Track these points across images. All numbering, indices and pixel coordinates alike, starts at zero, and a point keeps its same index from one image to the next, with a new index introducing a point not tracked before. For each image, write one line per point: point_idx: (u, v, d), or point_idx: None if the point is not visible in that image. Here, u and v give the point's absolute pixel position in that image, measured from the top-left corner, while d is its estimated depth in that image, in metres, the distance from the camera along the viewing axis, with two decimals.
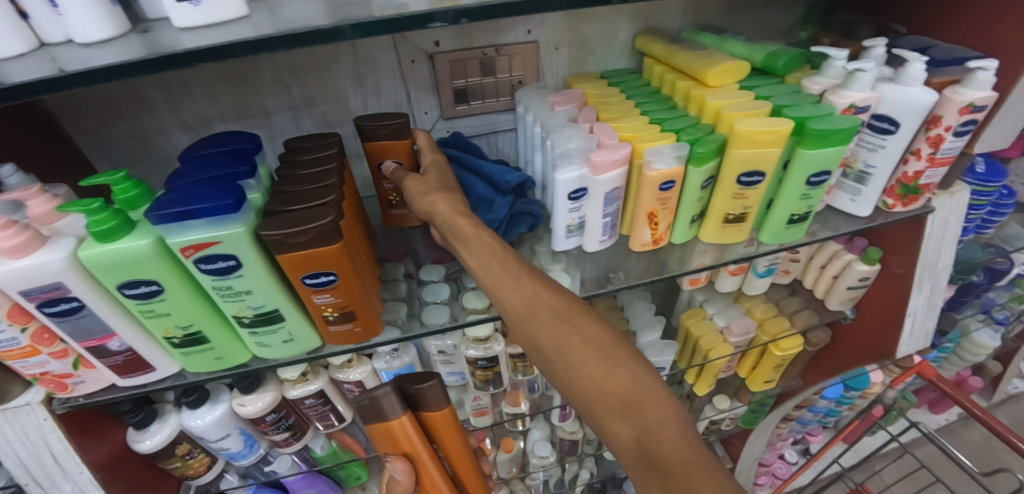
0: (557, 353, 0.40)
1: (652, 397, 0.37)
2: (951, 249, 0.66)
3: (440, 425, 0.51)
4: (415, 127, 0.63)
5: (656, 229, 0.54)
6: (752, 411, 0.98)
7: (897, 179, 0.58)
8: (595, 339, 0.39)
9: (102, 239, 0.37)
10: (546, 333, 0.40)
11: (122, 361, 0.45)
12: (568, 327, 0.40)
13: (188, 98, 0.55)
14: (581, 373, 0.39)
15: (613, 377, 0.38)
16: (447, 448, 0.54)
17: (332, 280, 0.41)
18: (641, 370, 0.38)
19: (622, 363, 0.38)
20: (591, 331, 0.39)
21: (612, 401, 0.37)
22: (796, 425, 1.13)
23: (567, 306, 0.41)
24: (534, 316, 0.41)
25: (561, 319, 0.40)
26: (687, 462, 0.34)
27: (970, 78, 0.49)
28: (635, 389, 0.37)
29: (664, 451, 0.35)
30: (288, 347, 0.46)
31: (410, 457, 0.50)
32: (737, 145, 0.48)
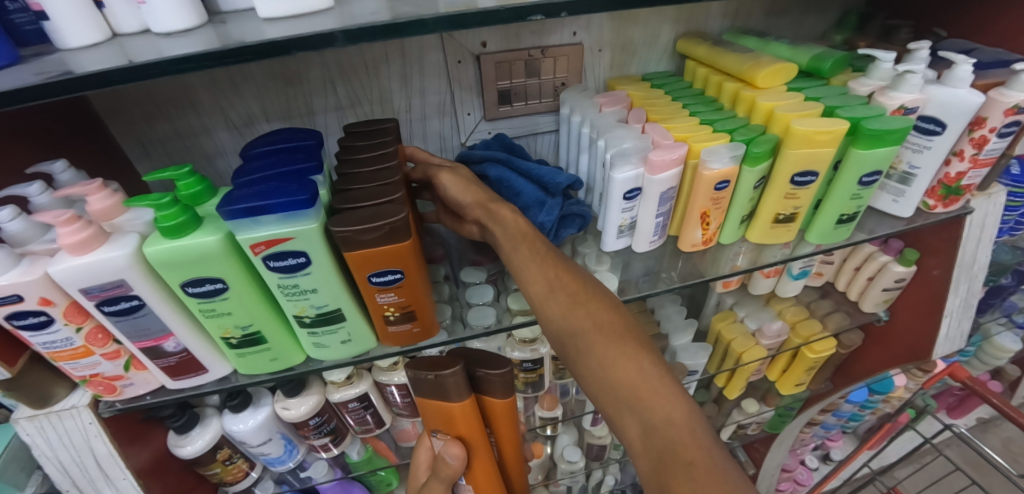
0: (568, 335, 0.38)
1: (656, 387, 0.33)
2: (987, 250, 0.66)
3: (500, 411, 0.50)
4: (457, 128, 0.63)
5: (706, 229, 0.54)
6: (779, 416, 0.97)
7: (938, 180, 0.58)
8: (604, 323, 0.37)
9: (170, 235, 0.36)
10: (558, 315, 0.39)
11: (175, 362, 0.44)
12: (579, 310, 0.38)
13: (236, 97, 0.53)
14: (589, 358, 0.36)
15: (619, 365, 0.35)
16: (501, 433, 0.53)
17: (398, 278, 0.41)
18: (647, 358, 0.34)
19: (630, 353, 0.35)
20: (603, 317, 0.37)
21: (616, 390, 0.34)
22: (819, 430, 1.12)
23: (582, 289, 0.39)
24: (552, 299, 0.39)
25: (574, 303, 0.38)
26: (695, 465, 0.29)
27: (1014, 80, 0.50)
28: (639, 380, 0.33)
29: (663, 442, 0.31)
30: (344, 348, 0.46)
31: (465, 441, 0.49)
32: (794, 144, 0.48)
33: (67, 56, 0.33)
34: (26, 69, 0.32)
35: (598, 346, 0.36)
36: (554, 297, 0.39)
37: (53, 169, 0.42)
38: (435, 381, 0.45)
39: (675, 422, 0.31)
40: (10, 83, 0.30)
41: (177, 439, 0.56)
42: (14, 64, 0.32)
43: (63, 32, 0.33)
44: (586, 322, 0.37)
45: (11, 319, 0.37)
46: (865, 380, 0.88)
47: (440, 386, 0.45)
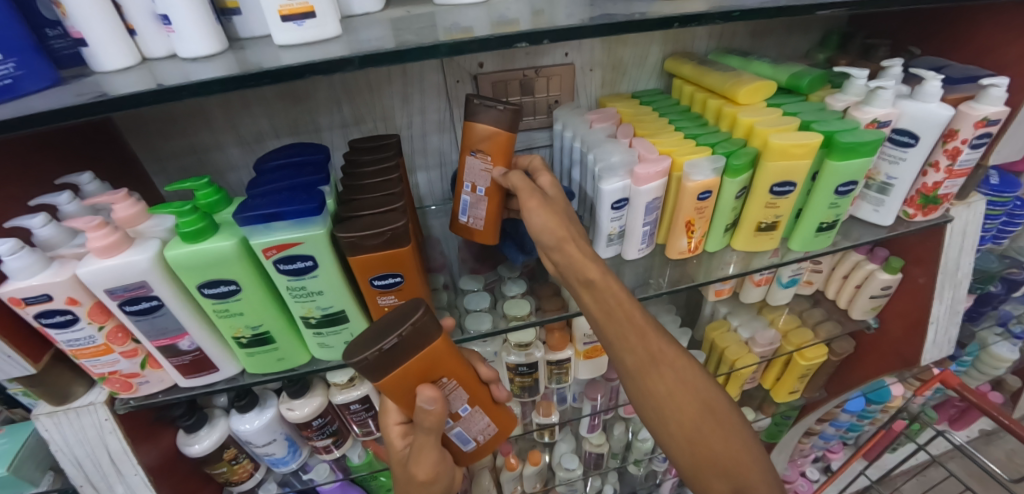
0: (669, 416, 0.43)
1: (740, 441, 0.44)
2: (969, 258, 0.68)
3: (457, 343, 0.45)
4: (456, 143, 0.66)
5: (692, 237, 0.56)
6: (776, 424, 0.98)
7: (917, 190, 0.61)
8: (704, 398, 0.44)
9: (189, 240, 0.39)
10: (666, 388, 0.43)
11: (189, 361, 0.47)
12: (682, 388, 0.44)
13: (248, 114, 0.57)
14: (687, 423, 0.43)
15: (705, 429, 0.43)
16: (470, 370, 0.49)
17: (398, 281, 0.44)
18: (736, 424, 0.44)
19: (728, 429, 0.43)
20: (670, 356, 0.44)
21: (722, 462, 0.43)
22: (819, 441, 1.13)
23: (680, 361, 0.45)
24: (657, 376, 0.44)
25: (679, 380, 0.44)
26: (721, 435, 0.43)
27: (983, 94, 0.53)
28: (731, 449, 0.43)
29: (751, 478, 0.42)
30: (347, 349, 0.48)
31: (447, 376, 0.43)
32: (772, 157, 0.51)
33: (101, 78, 0.37)
34: (66, 90, 0.35)
35: (684, 405, 0.43)
36: (631, 347, 0.44)
37: (80, 180, 0.45)
38: (377, 356, 0.38)
39: (756, 465, 0.43)
40: (53, 103, 0.33)
41: (185, 438, 0.59)
42: (54, 85, 0.36)
43: (98, 57, 0.36)
44: (677, 383, 0.44)
45: (39, 317, 0.41)
46: (859, 387, 0.89)
47: (399, 345, 0.39)
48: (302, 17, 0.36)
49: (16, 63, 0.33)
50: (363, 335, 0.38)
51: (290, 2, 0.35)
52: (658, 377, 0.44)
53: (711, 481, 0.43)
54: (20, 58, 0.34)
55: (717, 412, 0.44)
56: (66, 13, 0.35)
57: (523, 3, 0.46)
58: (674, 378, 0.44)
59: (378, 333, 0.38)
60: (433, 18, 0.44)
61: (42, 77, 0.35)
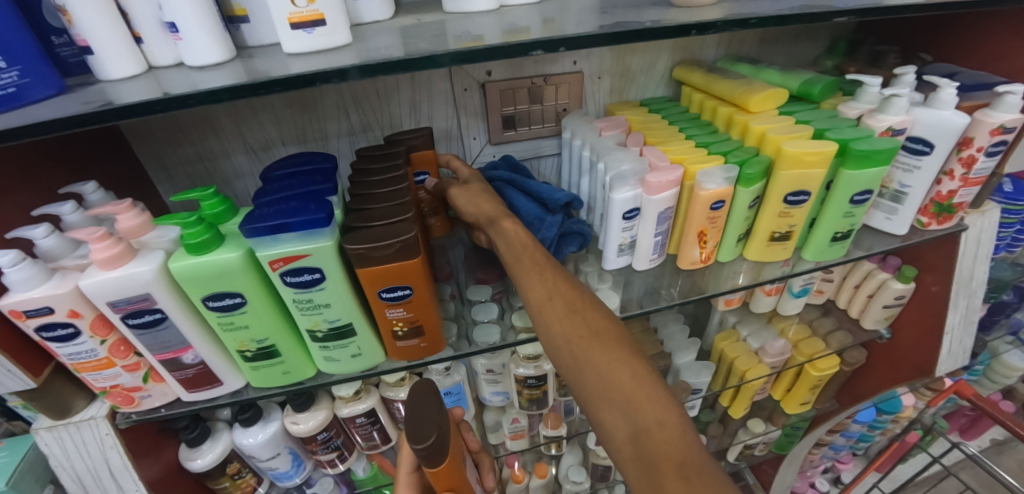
0: (562, 345, 0.40)
1: (637, 374, 0.37)
2: (985, 267, 0.67)
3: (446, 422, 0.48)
4: (464, 152, 0.66)
5: (704, 247, 0.55)
6: (786, 436, 0.96)
7: (931, 199, 0.60)
8: (600, 331, 0.40)
9: (193, 252, 0.38)
10: (558, 320, 0.41)
11: (192, 374, 0.46)
12: (577, 320, 0.41)
13: (255, 123, 0.56)
14: (579, 353, 0.39)
15: (595, 359, 0.38)
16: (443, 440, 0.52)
17: (407, 294, 0.43)
18: (633, 356, 0.38)
19: (626, 360, 0.38)
20: (598, 324, 0.40)
21: (614, 393, 0.36)
22: (829, 452, 1.11)
23: (579, 300, 0.43)
24: (551, 310, 0.42)
25: (573, 312, 0.41)
26: (641, 395, 0.35)
27: (999, 101, 0.52)
28: (622, 380, 0.36)
29: (647, 418, 0.34)
30: (353, 362, 0.47)
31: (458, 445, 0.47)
32: (786, 165, 0.50)
33: (106, 87, 0.36)
34: (71, 99, 0.34)
35: (576, 334, 0.40)
36: (534, 290, 0.44)
37: (84, 190, 0.45)
38: (439, 439, 0.40)
39: (655, 405, 0.35)
40: (58, 112, 0.32)
41: (188, 452, 0.57)
42: (59, 93, 0.35)
43: (105, 64, 0.36)
44: (570, 314, 0.41)
45: (40, 331, 0.40)
46: (872, 399, 0.87)
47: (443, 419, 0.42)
48: (313, 24, 0.35)
49: (20, 71, 0.32)
50: (415, 415, 0.40)
51: (300, 9, 0.35)
52: (556, 312, 0.42)
53: (608, 420, 0.35)
54: (25, 66, 0.33)
55: (611, 343, 0.39)
56: (72, 20, 0.34)
57: (533, 11, 0.46)
58: (569, 312, 0.41)
59: (431, 410, 0.41)
60: (443, 26, 0.43)
61: (48, 84, 0.34)
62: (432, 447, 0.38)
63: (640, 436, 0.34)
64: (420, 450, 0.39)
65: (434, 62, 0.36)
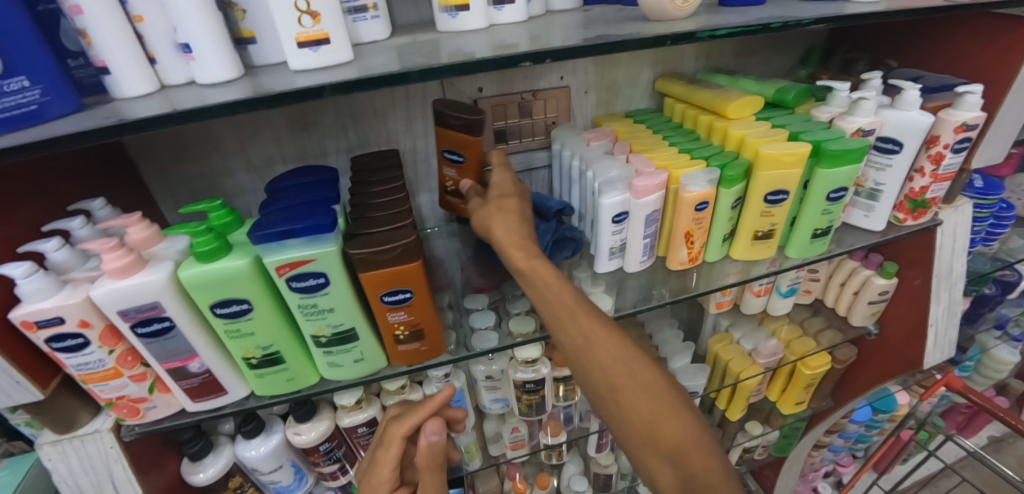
0: (607, 395, 0.38)
1: (681, 418, 0.36)
2: (962, 260, 0.70)
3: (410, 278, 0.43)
4: (457, 165, 0.68)
5: (692, 248, 0.58)
6: (785, 437, 0.97)
7: (905, 195, 0.63)
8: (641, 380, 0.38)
9: (202, 259, 0.40)
10: (601, 374, 0.39)
11: (198, 383, 0.47)
12: (622, 372, 0.38)
13: (257, 141, 0.59)
14: (614, 397, 0.38)
15: (641, 417, 0.37)
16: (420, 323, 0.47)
17: (408, 297, 0.44)
18: (670, 394, 0.37)
19: (660, 403, 0.37)
20: (636, 371, 0.38)
21: (662, 448, 0.36)
22: (828, 454, 1.11)
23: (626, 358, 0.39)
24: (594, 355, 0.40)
25: (616, 370, 0.39)
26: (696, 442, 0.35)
27: (960, 101, 0.56)
28: (661, 435, 0.36)
29: (694, 465, 0.34)
30: (356, 368, 0.48)
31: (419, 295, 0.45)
32: (764, 166, 0.53)
33: (122, 104, 0.38)
34: (88, 116, 0.36)
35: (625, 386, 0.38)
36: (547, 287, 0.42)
37: (93, 206, 0.46)
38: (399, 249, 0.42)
39: (709, 453, 0.35)
40: (77, 127, 0.34)
41: (191, 467, 0.58)
42: (77, 111, 0.37)
43: (120, 84, 0.38)
44: (617, 362, 0.39)
45: (51, 341, 0.41)
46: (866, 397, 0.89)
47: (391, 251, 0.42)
48: (317, 43, 0.38)
49: (42, 90, 0.35)
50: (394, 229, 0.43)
51: (306, 29, 0.37)
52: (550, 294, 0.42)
53: (644, 457, 0.37)
54: (47, 85, 0.35)
55: (646, 385, 0.38)
56: (91, 42, 0.36)
57: (522, 28, 0.49)
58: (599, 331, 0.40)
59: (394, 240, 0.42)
60: (437, 44, 0.46)
61: (66, 103, 0.36)
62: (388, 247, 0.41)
63: (691, 485, 0.34)
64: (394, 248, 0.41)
65: (429, 76, 0.38)
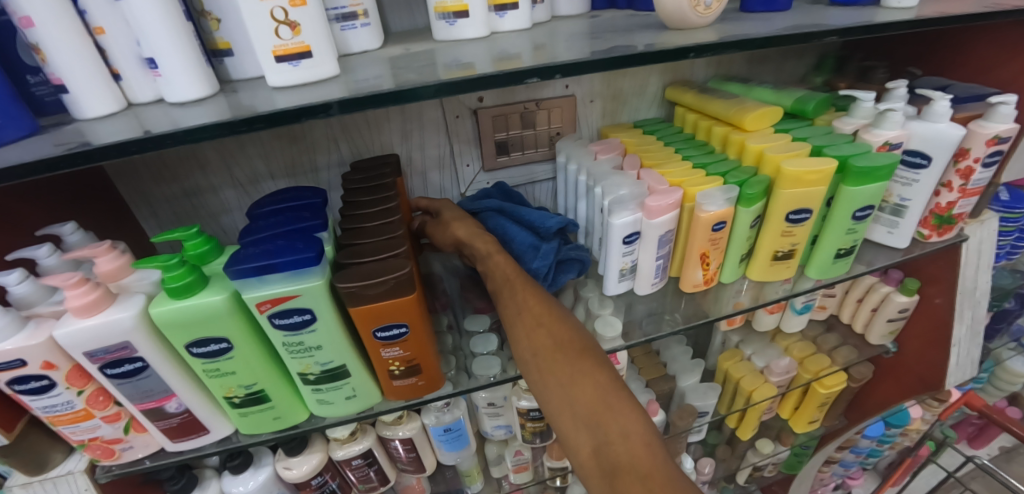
0: (529, 358, 0.41)
1: (601, 383, 0.37)
2: (987, 276, 0.66)
3: (408, 311, 0.40)
4: (456, 179, 0.65)
5: (707, 269, 0.54)
6: (796, 455, 0.94)
7: (930, 210, 0.60)
8: (560, 340, 0.41)
9: (176, 296, 0.36)
10: (521, 334, 0.42)
11: (177, 423, 0.43)
12: (540, 331, 0.42)
13: (243, 156, 0.55)
14: (542, 365, 0.40)
15: (557, 375, 0.39)
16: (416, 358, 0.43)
17: (403, 332, 0.41)
18: (598, 365, 0.39)
19: (584, 368, 0.38)
20: (560, 333, 0.41)
21: (580, 413, 0.36)
22: (838, 468, 1.08)
23: (545, 312, 0.43)
24: (518, 320, 0.43)
25: (537, 324, 0.42)
26: (610, 403, 0.36)
27: (992, 112, 0.52)
28: (587, 394, 0.37)
29: (611, 431, 0.34)
30: (348, 404, 0.45)
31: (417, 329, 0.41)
32: (786, 184, 0.49)
33: (83, 126, 0.34)
34: (44, 140, 0.32)
35: (541, 345, 0.41)
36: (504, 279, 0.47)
37: (62, 231, 0.42)
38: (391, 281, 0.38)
39: (625, 419, 0.35)
40: (28, 155, 0.30)
41: None
42: (32, 134, 0.33)
43: (82, 103, 0.34)
44: (535, 326, 0.42)
45: (12, 384, 0.37)
46: (882, 415, 0.86)
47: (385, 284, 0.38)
48: (298, 57, 0.34)
49: None
50: (390, 257, 0.40)
51: (285, 42, 0.33)
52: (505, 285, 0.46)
53: (568, 429, 0.36)
54: None
55: (574, 355, 0.39)
56: (46, 58, 0.33)
57: (525, 36, 0.45)
58: (540, 307, 0.43)
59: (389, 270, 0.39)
60: (433, 54, 0.42)
61: (19, 126, 0.32)
62: (380, 278, 0.37)
63: (603, 450, 0.34)
64: (387, 281, 0.38)
65: (422, 95, 0.35)
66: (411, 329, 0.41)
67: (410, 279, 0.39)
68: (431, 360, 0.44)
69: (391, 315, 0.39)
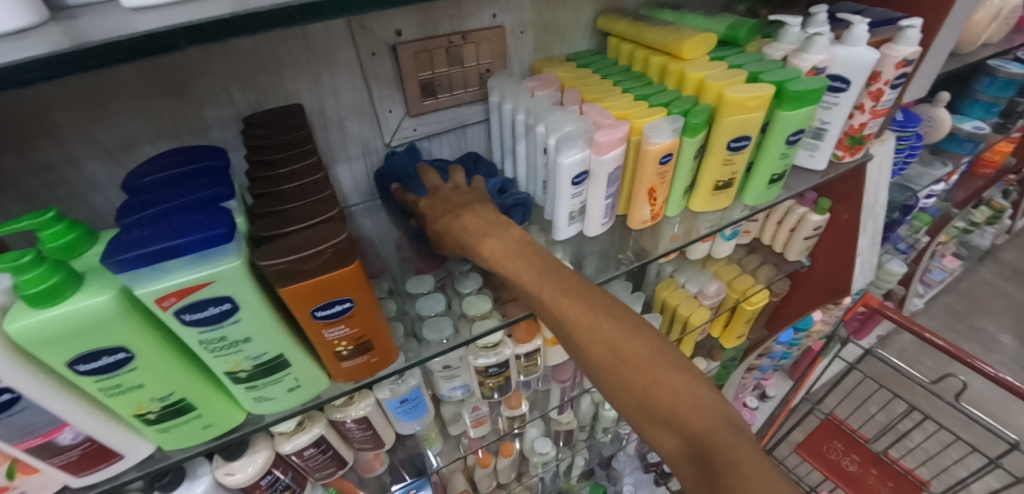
0: (572, 328, 0.39)
1: (658, 356, 0.37)
2: (885, 190, 0.73)
3: (352, 284, 0.34)
4: (379, 128, 0.57)
5: (655, 204, 0.54)
6: (726, 368, 1.03)
7: (844, 132, 0.63)
8: (600, 310, 0.39)
9: (38, 304, 0.28)
10: (557, 303, 0.39)
11: (79, 456, 0.35)
12: (578, 300, 0.39)
13: (103, 115, 0.43)
14: (589, 338, 0.38)
15: (611, 346, 0.37)
16: (366, 334, 0.38)
17: (348, 308, 0.36)
18: (650, 335, 0.38)
19: (637, 338, 0.37)
20: (599, 301, 0.39)
21: (647, 388, 0.35)
22: (757, 373, 1.22)
23: (576, 282, 0.40)
24: (548, 291, 0.40)
25: (571, 292, 0.39)
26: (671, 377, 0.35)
27: (899, 36, 0.55)
28: (650, 368, 0.36)
29: (684, 405, 0.34)
30: (293, 396, 0.40)
31: (363, 302, 0.36)
32: (728, 112, 0.48)
33: None
34: None
35: (579, 314, 0.39)
36: (513, 271, 0.41)
37: None
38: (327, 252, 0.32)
39: (704, 409, 0.34)
40: None
41: None
42: None
43: None
44: (572, 294, 0.40)
45: None
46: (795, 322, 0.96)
47: (319, 256, 0.32)
48: None
49: None
50: (319, 224, 0.33)
51: None
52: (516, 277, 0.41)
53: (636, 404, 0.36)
54: None
55: (625, 326, 0.38)
56: None
57: None
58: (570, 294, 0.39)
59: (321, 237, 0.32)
60: None
61: None
62: (313, 250, 0.31)
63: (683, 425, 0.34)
64: (322, 252, 0.32)
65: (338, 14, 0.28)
66: (356, 303, 0.36)
67: (350, 247, 0.33)
68: (384, 333, 0.40)
69: (332, 290, 0.34)
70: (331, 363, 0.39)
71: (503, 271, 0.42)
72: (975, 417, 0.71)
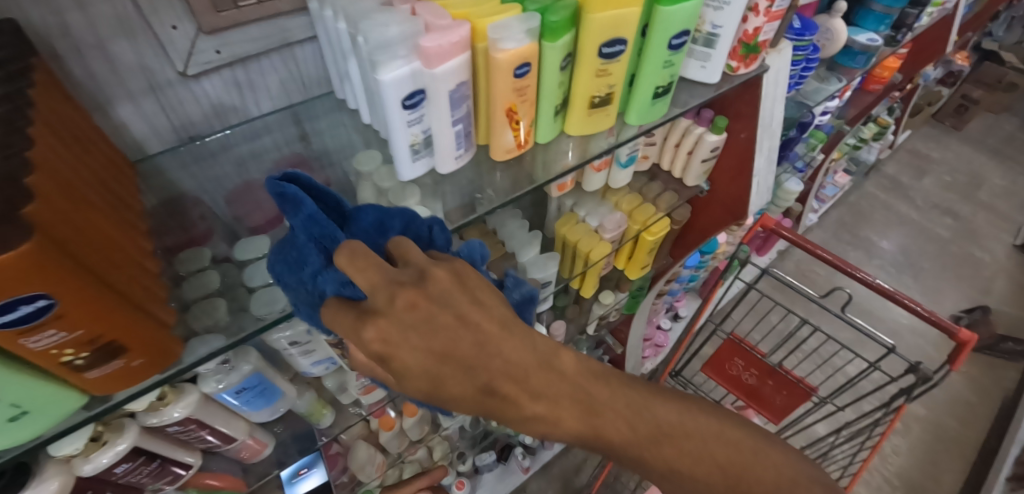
0: (625, 430, 0.35)
1: (712, 429, 0.38)
2: (782, 107, 0.69)
3: (40, 277, 0.22)
4: (168, 53, 0.40)
5: (518, 129, 0.45)
6: (634, 297, 1.03)
7: (739, 40, 0.56)
8: (659, 417, 0.37)
9: None
10: (616, 428, 0.35)
11: None
12: (620, 406, 0.35)
13: None
14: (649, 447, 0.36)
15: (669, 452, 0.37)
16: (108, 337, 0.28)
17: (51, 308, 0.24)
18: (700, 410, 0.39)
19: (689, 412, 0.38)
20: (632, 396, 0.36)
21: (708, 463, 0.37)
22: (668, 298, 1.24)
23: (608, 386, 0.36)
24: (597, 420, 0.34)
25: (597, 381, 0.35)
26: (712, 441, 0.38)
27: None
28: (683, 424, 0.37)
29: (737, 466, 0.38)
30: (21, 426, 0.29)
31: (80, 297, 0.25)
32: (594, 7, 0.39)
33: None
34: None
35: (625, 428, 0.35)
36: (440, 385, 0.29)
37: None
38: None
39: (762, 463, 0.39)
40: None
41: None
42: None
43: None
44: (619, 395, 0.36)
45: None
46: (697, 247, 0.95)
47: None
48: None
49: None
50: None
51: None
52: (406, 367, 0.28)
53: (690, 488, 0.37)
54: None
55: (676, 426, 0.37)
56: None
57: None
58: (562, 385, 0.33)
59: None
60: None
61: None
62: None
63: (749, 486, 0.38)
64: None
65: None
66: (64, 303, 0.24)
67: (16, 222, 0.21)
68: (141, 323, 0.30)
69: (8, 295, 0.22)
70: (70, 375, 0.29)
71: (472, 402, 0.31)
72: (856, 325, 0.74)
